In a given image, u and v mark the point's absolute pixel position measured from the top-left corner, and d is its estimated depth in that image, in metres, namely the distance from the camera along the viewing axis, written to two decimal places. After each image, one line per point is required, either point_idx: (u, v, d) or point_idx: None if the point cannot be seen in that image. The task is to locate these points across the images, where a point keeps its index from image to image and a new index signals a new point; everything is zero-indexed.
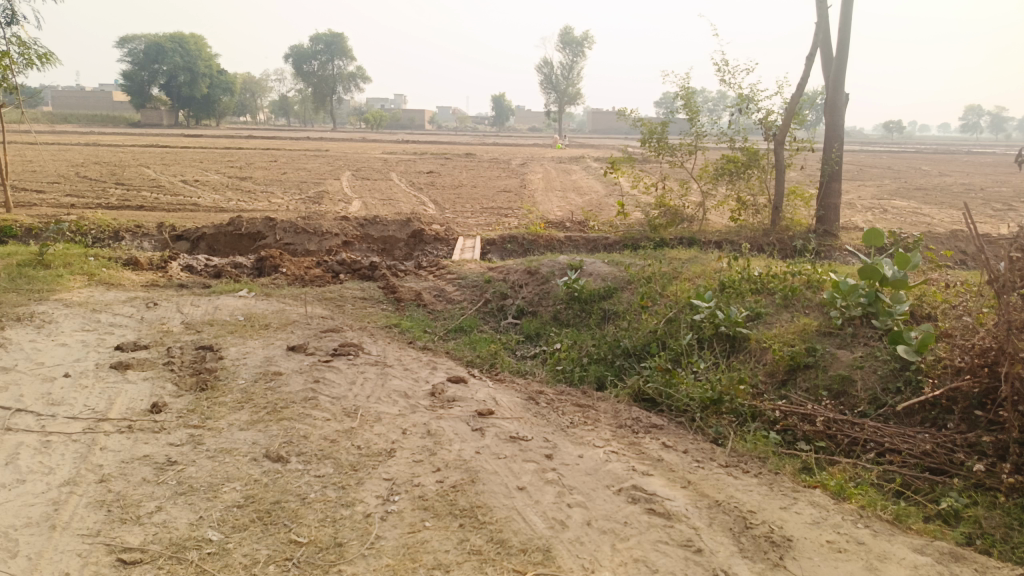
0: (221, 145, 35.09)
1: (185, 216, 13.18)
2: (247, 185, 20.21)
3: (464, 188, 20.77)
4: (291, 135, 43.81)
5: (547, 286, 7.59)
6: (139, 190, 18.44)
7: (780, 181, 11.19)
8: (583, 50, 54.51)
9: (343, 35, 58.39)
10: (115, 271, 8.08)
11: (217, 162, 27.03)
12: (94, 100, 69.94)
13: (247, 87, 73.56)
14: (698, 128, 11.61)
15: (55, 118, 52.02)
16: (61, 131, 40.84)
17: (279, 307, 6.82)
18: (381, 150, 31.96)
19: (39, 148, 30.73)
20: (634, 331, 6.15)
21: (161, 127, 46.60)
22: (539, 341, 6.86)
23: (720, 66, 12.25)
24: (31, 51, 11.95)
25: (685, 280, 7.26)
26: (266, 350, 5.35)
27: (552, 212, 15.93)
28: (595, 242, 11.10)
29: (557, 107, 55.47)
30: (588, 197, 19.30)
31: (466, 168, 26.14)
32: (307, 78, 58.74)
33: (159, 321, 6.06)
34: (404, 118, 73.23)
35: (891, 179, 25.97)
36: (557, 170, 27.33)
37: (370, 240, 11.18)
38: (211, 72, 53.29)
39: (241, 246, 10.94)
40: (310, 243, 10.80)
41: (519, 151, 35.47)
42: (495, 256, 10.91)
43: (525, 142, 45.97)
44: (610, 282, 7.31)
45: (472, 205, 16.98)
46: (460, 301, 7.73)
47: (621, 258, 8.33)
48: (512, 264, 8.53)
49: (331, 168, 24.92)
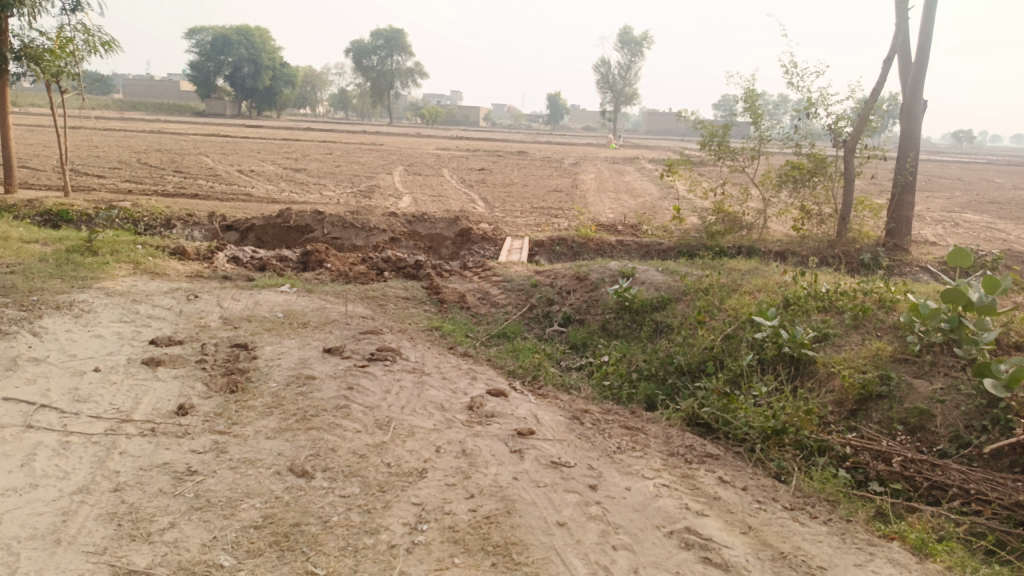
0: (279, 135, 35.58)
1: (237, 206, 13.23)
2: (301, 176, 20.34)
3: (515, 186, 20.48)
4: (347, 128, 44.32)
5: (597, 293, 7.23)
6: (196, 178, 18.70)
7: (849, 191, 10.55)
8: (641, 50, 53.67)
9: (402, 31, 58.84)
10: (160, 260, 8.04)
11: (273, 153, 27.35)
12: (162, 90, 72.07)
13: (307, 80, 74.88)
14: (762, 132, 11.06)
15: (124, 105, 53.76)
16: (128, 118, 42.07)
17: (319, 304, 6.63)
18: (435, 146, 31.94)
19: (105, 134, 31.65)
20: (688, 347, 5.74)
21: (223, 117, 47.63)
22: (585, 352, 6.52)
23: (787, 67, 11.67)
24: (94, 38, 12.15)
25: (745, 293, 6.80)
26: (301, 351, 5.14)
27: (605, 214, 15.51)
28: (648, 248, 10.67)
29: (613, 107, 54.71)
30: (642, 200, 18.80)
31: (519, 167, 25.87)
32: (365, 72, 59.33)
33: (197, 315, 5.94)
34: (459, 115, 73.41)
35: (964, 191, 24.66)
36: (610, 171, 26.82)
37: (417, 237, 10.98)
38: (274, 64, 54.21)
39: (288, 238, 10.87)
40: (356, 238, 10.66)
41: (572, 151, 35.03)
42: (543, 259, 10.58)
43: (579, 142, 45.44)
44: (664, 293, 6.90)
45: (522, 204, 16.67)
46: (505, 305, 7.43)
47: (676, 266, 7.90)
48: (560, 268, 8.19)
49: (383, 162, 24.94)
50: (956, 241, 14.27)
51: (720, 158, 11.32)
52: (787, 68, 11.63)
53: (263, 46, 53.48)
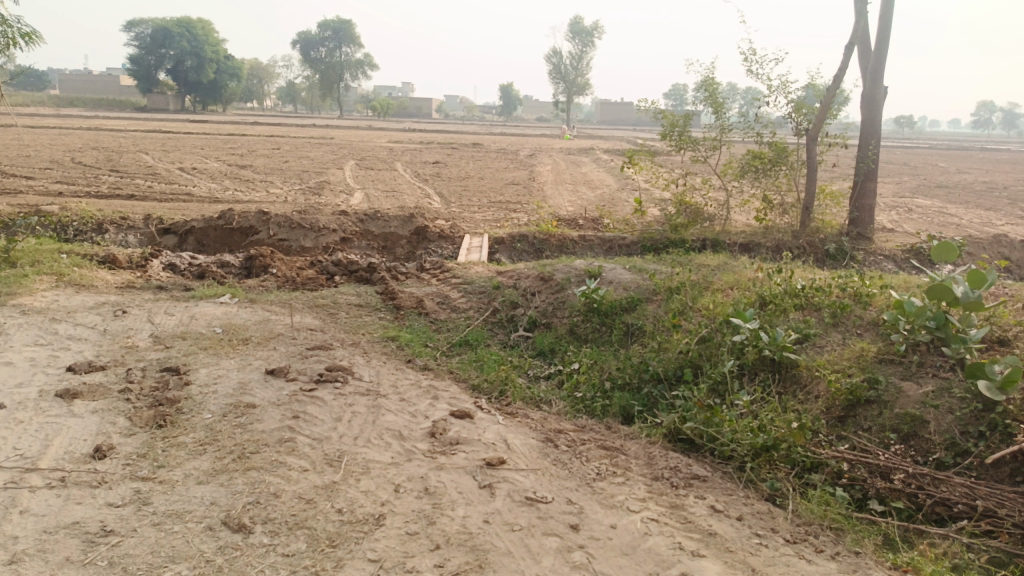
0: (224, 130, 34.31)
1: (176, 207, 12.46)
2: (247, 174, 19.49)
3: (471, 180, 19.98)
4: (296, 122, 43.13)
5: (563, 295, 6.83)
6: (135, 177, 17.72)
7: (812, 179, 10.38)
8: (593, 40, 53.56)
9: (351, 22, 57.57)
10: (87, 270, 7.37)
11: (218, 149, 26.25)
12: (100, 84, 69.25)
13: (253, 73, 72.82)
14: (723, 121, 10.80)
15: (59, 101, 51.38)
16: (63, 115, 40.09)
17: (263, 317, 6.08)
18: (387, 139, 31.17)
19: (37, 132, 30.02)
20: (663, 352, 5.38)
21: (165, 112, 45.84)
22: (553, 359, 6.13)
23: (746, 54, 11.46)
24: (13, 28, 11.23)
25: (718, 292, 6.50)
26: (241, 373, 4.62)
27: (564, 207, 15.16)
28: (611, 244, 10.35)
29: (566, 98, 54.52)
30: (601, 192, 18.52)
31: (474, 159, 25.37)
32: (314, 65, 57.88)
33: (124, 334, 5.35)
34: (411, 107, 72.35)
35: (912, 176, 25.08)
36: (567, 162, 26.52)
37: (370, 237, 10.44)
38: (218, 57, 52.41)
39: (232, 241, 10.21)
40: (305, 239, 10.07)
41: (528, 142, 34.64)
42: (504, 257, 10.15)
43: (534, 133, 45.11)
44: (633, 293, 6.55)
45: (479, 198, 16.21)
46: (465, 310, 6.99)
47: (644, 263, 7.56)
48: (523, 267, 7.77)
49: (334, 157, 24.15)
50: (913, 227, 14.33)
51: (682, 149, 11.05)
52: (746, 55, 11.42)
53: (206, 38, 51.66)
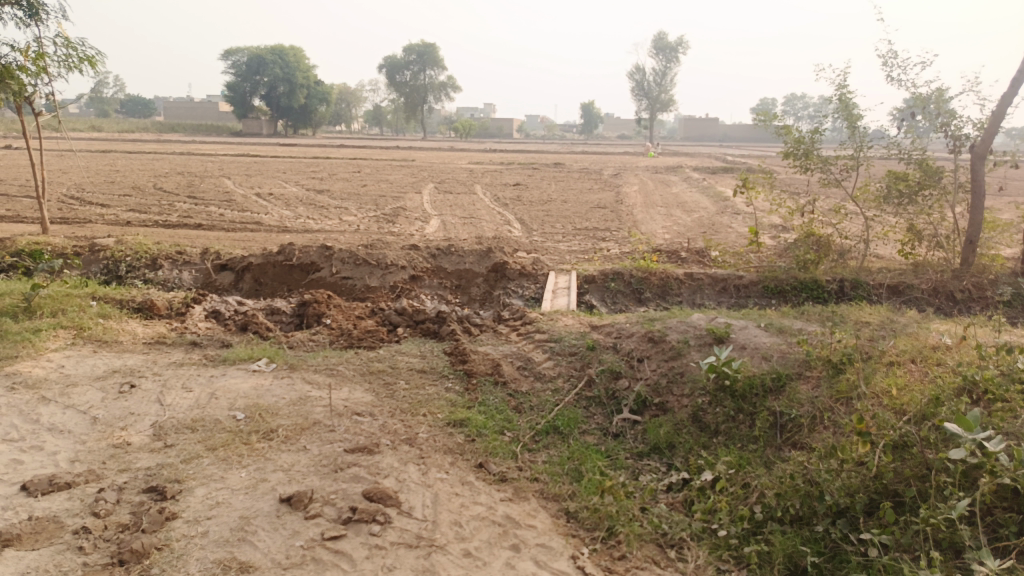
0: (308, 154, 34.34)
1: (240, 238, 11.62)
2: (323, 199, 18.75)
3: (553, 203, 18.57)
4: (378, 145, 43.10)
5: (679, 363, 5.31)
6: (210, 204, 17.23)
7: (976, 202, 8.44)
8: (678, 56, 51.60)
9: (435, 45, 57.64)
10: (114, 323, 6.37)
11: (300, 172, 25.91)
12: (200, 111, 72.17)
13: (341, 98, 74.21)
14: (861, 136, 9.01)
15: (158, 126, 53.44)
16: (162, 140, 41.34)
17: (300, 392, 4.83)
18: (467, 160, 30.24)
19: (134, 157, 30.73)
20: (840, 469, 3.81)
21: (254, 137, 46.77)
22: (672, 457, 4.61)
23: (884, 57, 9.74)
24: (76, 52, 10.73)
25: (895, 369, 4.83)
26: (247, 499, 3.33)
27: (659, 236, 13.50)
28: (723, 283, 8.69)
29: (648, 116, 52.55)
30: (697, 217, 16.72)
31: (557, 181, 23.99)
32: (398, 87, 58.24)
33: (120, 423, 4.20)
34: (491, 127, 72.06)
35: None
36: (654, 182, 24.77)
37: (442, 275, 9.16)
38: (307, 83, 53.37)
39: (291, 280, 9.14)
40: (369, 278, 8.90)
41: (612, 161, 33.05)
42: (596, 298, 8.64)
43: (617, 151, 43.40)
44: (777, 368, 4.96)
45: (562, 224, 14.77)
46: (553, 379, 5.54)
47: (782, 321, 5.92)
48: (624, 321, 6.27)
49: (412, 180, 23.31)
50: None
51: (810, 170, 9.36)
52: (884, 60, 9.71)
53: (297, 65, 52.68)
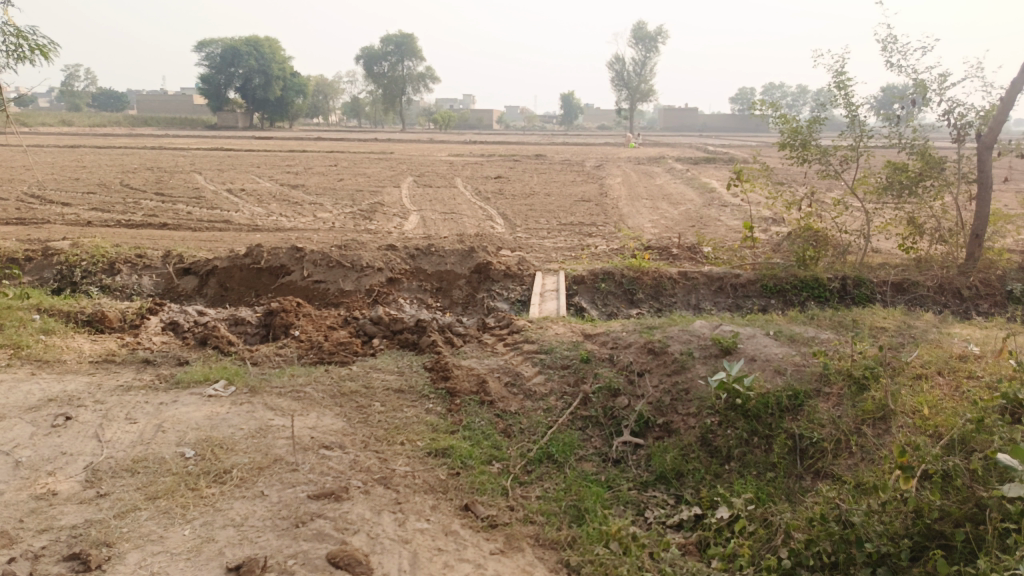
0: (284, 147, 33.48)
1: (208, 239, 10.98)
2: (297, 195, 18.07)
3: (536, 197, 18.03)
4: (355, 137, 42.24)
5: (683, 379, 4.83)
6: (179, 201, 16.49)
7: (982, 194, 8.04)
8: (657, 46, 51.17)
9: (413, 35, 56.68)
10: (58, 339, 5.77)
11: (275, 167, 25.11)
12: (174, 104, 70.62)
13: (318, 90, 72.95)
14: (861, 125, 8.60)
15: (129, 120, 52.10)
16: (133, 135, 40.16)
17: (261, 421, 4.28)
18: (447, 153, 29.59)
19: (103, 152, 29.71)
20: (879, 509, 3.35)
21: (228, 130, 45.68)
22: (680, 488, 4.14)
23: (883, 42, 9.32)
24: (26, 42, 9.98)
25: (922, 384, 4.38)
26: (188, 568, 2.84)
27: (647, 230, 13.02)
28: (719, 282, 8.22)
29: (628, 106, 52.10)
30: (685, 209, 16.28)
31: (539, 173, 23.44)
32: (376, 79, 57.25)
33: (48, 467, 3.64)
34: (471, 118, 71.23)
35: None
36: (638, 174, 24.29)
37: (421, 277, 8.61)
38: (284, 75, 52.27)
39: (259, 284, 8.54)
40: (343, 282, 8.34)
41: (594, 152, 32.54)
42: (586, 300, 8.13)
43: (599, 142, 42.89)
44: (792, 383, 4.50)
45: (547, 219, 14.25)
46: (544, 396, 5.04)
47: (792, 327, 5.47)
48: (620, 329, 5.77)
49: (391, 174, 22.65)
50: None
51: (808, 162, 8.94)
52: (882, 45, 9.30)
53: (273, 56, 51.52)
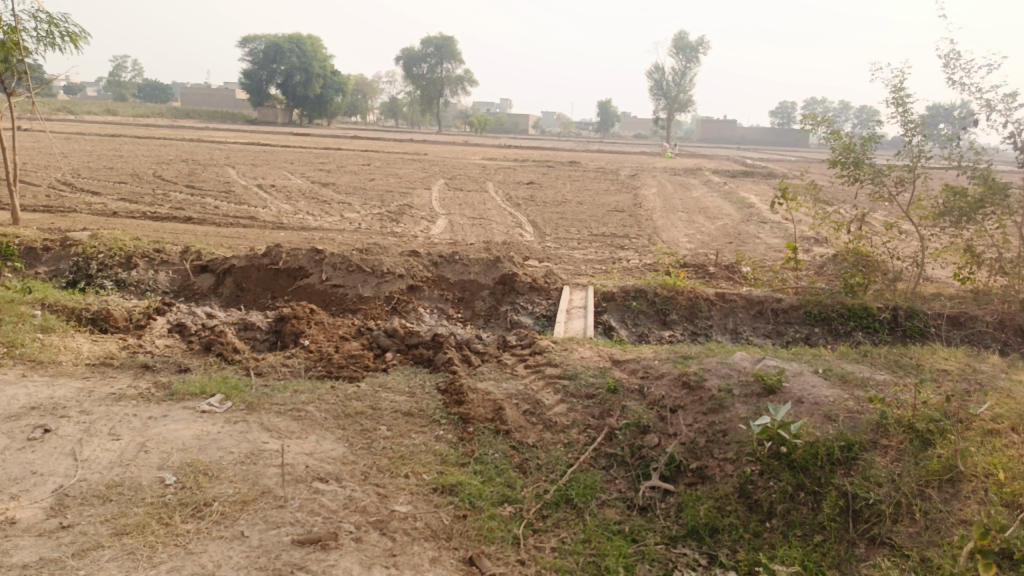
0: (318, 144, 33.48)
1: (230, 235, 10.74)
2: (327, 193, 17.84)
3: (569, 205, 17.56)
4: (389, 137, 42.13)
5: (721, 419, 4.36)
6: (208, 194, 16.37)
7: None
8: (698, 56, 50.36)
9: (453, 38, 56.62)
10: (57, 339, 5.50)
11: (308, 164, 25.00)
12: (215, 98, 71.57)
13: (356, 88, 73.33)
14: (919, 145, 8.03)
15: (170, 112, 52.81)
16: (173, 126, 40.58)
17: (253, 444, 3.93)
18: (481, 156, 29.26)
19: (142, 143, 29.94)
20: None
21: (265, 126, 45.97)
22: (713, 547, 3.68)
23: (946, 57, 8.73)
24: (59, 28, 9.89)
25: (996, 442, 3.86)
26: None
27: (683, 245, 12.49)
28: (759, 306, 7.70)
29: (666, 115, 51.32)
30: (721, 224, 15.69)
31: (572, 180, 22.97)
32: (414, 80, 57.30)
33: (14, 490, 3.34)
34: (506, 122, 70.98)
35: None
36: (674, 185, 23.68)
37: (444, 285, 8.23)
38: (325, 73, 52.57)
39: (275, 285, 8.21)
40: (362, 287, 7.99)
41: (629, 160, 31.98)
42: (615, 319, 7.65)
43: (635, 151, 42.26)
44: (846, 432, 4.01)
45: (578, 229, 13.79)
46: (565, 428, 4.60)
47: (843, 365, 4.95)
48: (652, 357, 5.30)
49: (423, 175, 22.38)
50: None
51: (860, 182, 8.38)
52: (945, 60, 8.72)
53: (314, 54, 51.83)
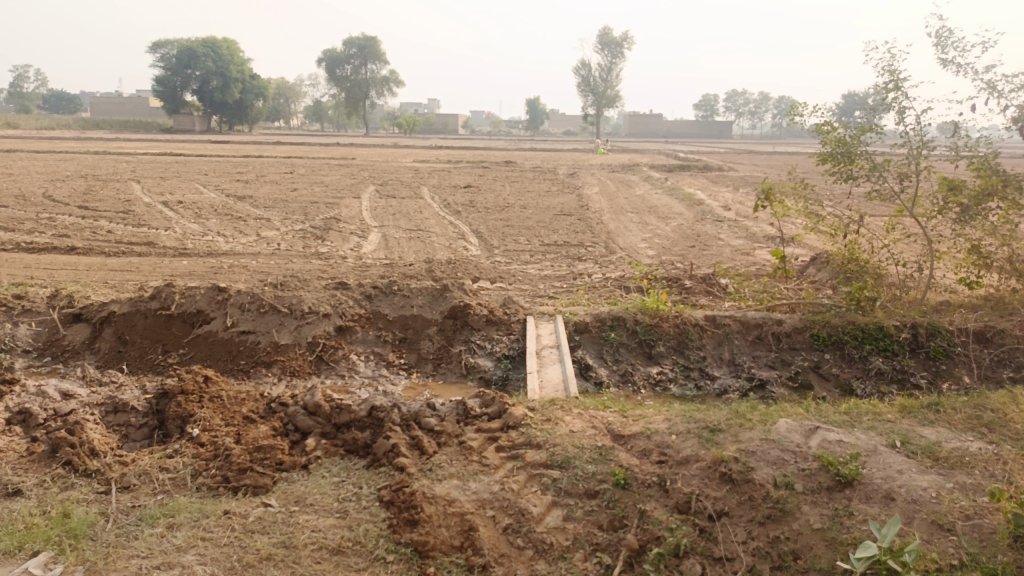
0: (236, 152, 31.24)
1: (119, 269, 8.96)
2: (242, 208, 15.98)
3: (511, 210, 16.24)
4: (312, 142, 40.06)
5: (788, 533, 3.10)
6: (102, 215, 14.31)
7: None
8: (624, 51, 49.86)
9: (375, 38, 54.55)
10: None
11: (223, 174, 22.92)
12: (124, 107, 67.34)
13: (279, 92, 70.33)
14: (920, 134, 6.95)
15: (72, 122, 48.98)
16: (75, 138, 37.31)
17: None
18: (412, 158, 27.69)
19: (40, 157, 27.07)
20: None
21: (177, 134, 43.09)
22: None
23: (936, 36, 7.70)
24: None
25: None
26: None
27: (644, 252, 11.32)
28: (758, 330, 6.52)
29: (595, 111, 50.65)
30: (676, 225, 14.66)
31: (511, 181, 21.69)
32: (337, 82, 54.98)
33: None
34: (436, 122, 69.22)
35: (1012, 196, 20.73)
36: (615, 183, 22.68)
37: (381, 324, 6.71)
38: (243, 77, 49.74)
39: (167, 336, 6.54)
40: (278, 333, 6.44)
41: (565, 158, 30.94)
42: (592, 355, 6.34)
43: (566, 148, 41.41)
44: (978, 556, 2.79)
45: (528, 238, 12.47)
46: (566, 551, 3.26)
47: (919, 432, 3.75)
48: (666, 428, 3.99)
49: (351, 182, 20.65)
50: None
51: (855, 180, 7.36)
52: (937, 39, 7.70)
53: (232, 57, 48.91)
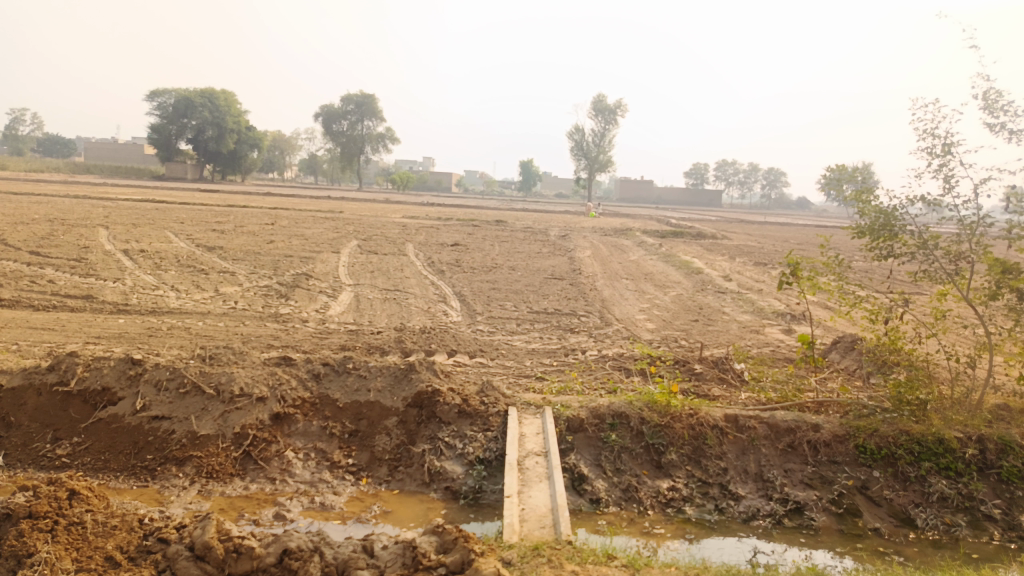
0: (218, 199, 30.24)
1: (37, 327, 7.67)
2: (209, 259, 14.79)
3: (499, 272, 15.17)
4: (298, 195, 39.33)
5: None
6: (53, 262, 13.05)
7: None
8: (618, 119, 50.04)
9: (374, 96, 54.61)
10: None
11: (200, 223, 21.82)
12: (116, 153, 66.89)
13: (274, 144, 70.24)
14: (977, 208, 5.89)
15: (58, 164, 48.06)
16: (58, 180, 36.39)
17: None
18: (400, 214, 26.79)
19: (13, 198, 25.94)
20: None
21: (163, 181, 42.25)
22: None
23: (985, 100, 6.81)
24: None
25: None
26: None
27: (643, 325, 10.20)
28: (789, 437, 5.34)
29: (587, 175, 50.41)
30: (675, 295, 13.61)
31: (501, 241, 20.73)
32: (331, 137, 54.72)
33: None
34: (429, 180, 69.05)
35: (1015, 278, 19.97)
36: (608, 247, 21.78)
37: (328, 411, 5.45)
38: (239, 128, 49.39)
39: (60, 419, 5.25)
40: (198, 421, 5.18)
41: (557, 220, 30.17)
42: (587, 461, 5.11)
43: (556, 211, 40.85)
44: None
45: (515, 305, 11.33)
46: None
47: None
48: None
49: (333, 236, 19.59)
50: None
51: (897, 259, 6.27)
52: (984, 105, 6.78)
53: (228, 108, 48.57)
